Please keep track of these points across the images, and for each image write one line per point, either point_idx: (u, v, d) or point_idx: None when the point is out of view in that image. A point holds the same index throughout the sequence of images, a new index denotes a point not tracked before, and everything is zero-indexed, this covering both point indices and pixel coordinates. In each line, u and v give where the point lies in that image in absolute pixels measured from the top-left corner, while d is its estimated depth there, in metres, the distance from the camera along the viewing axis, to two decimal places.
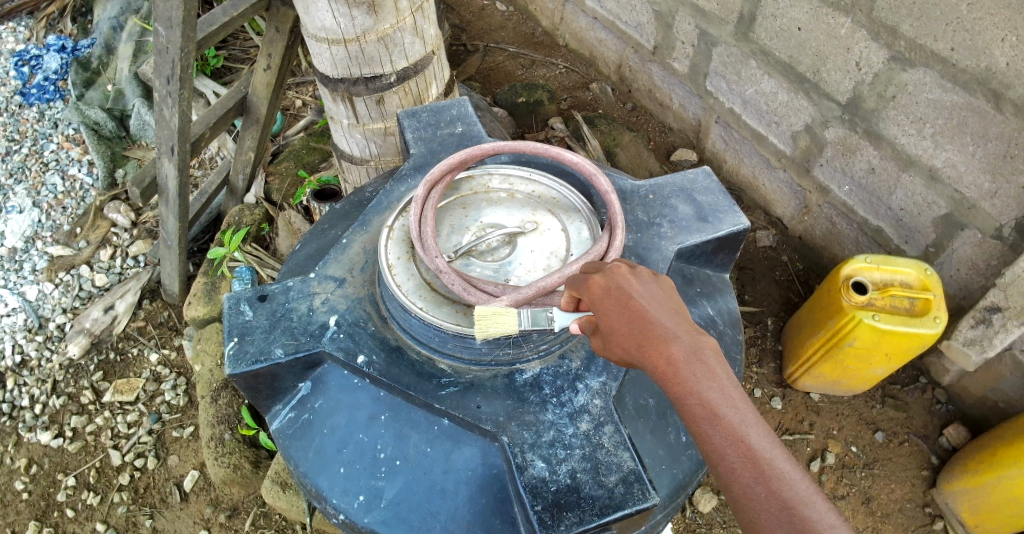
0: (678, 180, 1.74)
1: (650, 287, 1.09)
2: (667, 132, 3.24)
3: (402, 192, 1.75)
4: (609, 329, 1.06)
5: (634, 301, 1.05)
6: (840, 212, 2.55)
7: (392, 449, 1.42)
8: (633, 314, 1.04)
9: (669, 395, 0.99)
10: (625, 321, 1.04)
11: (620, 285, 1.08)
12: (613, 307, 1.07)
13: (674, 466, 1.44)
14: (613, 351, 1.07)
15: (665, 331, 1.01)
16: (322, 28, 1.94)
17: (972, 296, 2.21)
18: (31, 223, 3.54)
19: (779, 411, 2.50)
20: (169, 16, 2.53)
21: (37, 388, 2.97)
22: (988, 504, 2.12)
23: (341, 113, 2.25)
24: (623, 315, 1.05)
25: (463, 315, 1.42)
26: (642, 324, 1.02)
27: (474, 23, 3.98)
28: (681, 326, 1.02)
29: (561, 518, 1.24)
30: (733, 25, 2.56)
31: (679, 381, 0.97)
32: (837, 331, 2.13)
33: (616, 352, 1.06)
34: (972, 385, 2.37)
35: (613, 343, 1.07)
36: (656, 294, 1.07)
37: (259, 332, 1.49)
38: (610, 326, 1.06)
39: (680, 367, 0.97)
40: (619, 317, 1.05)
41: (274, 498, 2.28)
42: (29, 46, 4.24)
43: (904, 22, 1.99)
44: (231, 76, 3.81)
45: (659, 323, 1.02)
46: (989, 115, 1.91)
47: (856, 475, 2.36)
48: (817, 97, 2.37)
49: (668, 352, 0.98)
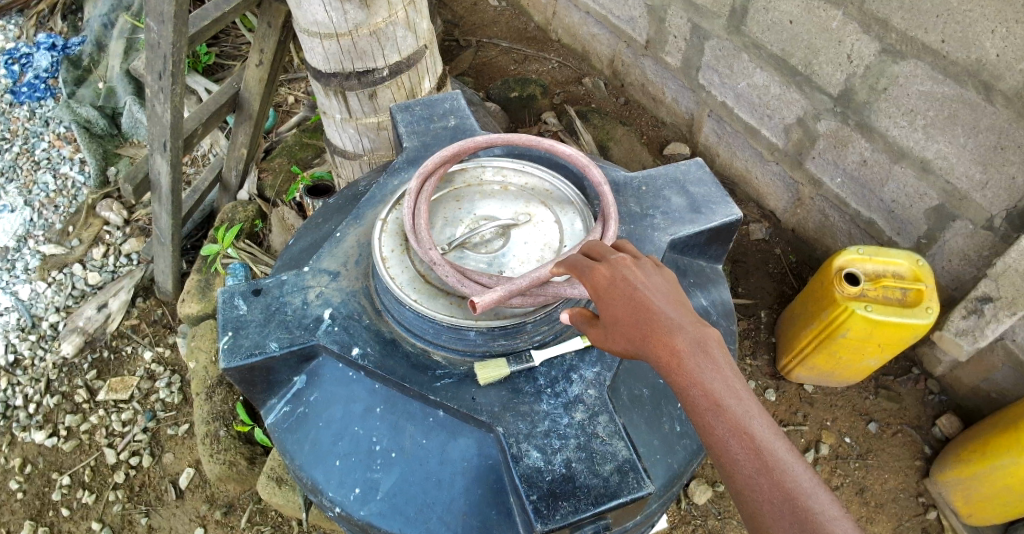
0: (671, 172, 1.74)
1: (655, 279, 1.09)
2: (660, 126, 3.24)
3: (395, 186, 1.75)
4: (611, 319, 1.07)
5: (639, 293, 1.05)
6: (832, 205, 2.57)
7: (388, 441, 1.42)
8: (638, 305, 1.04)
9: (671, 387, 1.00)
10: (630, 312, 1.04)
11: (625, 277, 1.08)
12: (618, 298, 1.07)
13: (669, 456, 1.44)
14: (616, 343, 1.08)
15: (669, 322, 1.01)
16: (315, 22, 1.93)
17: (964, 287, 2.22)
18: (23, 221, 3.52)
19: (773, 403, 2.51)
20: (161, 11, 2.51)
21: (31, 388, 2.96)
22: (981, 492, 2.13)
23: (334, 108, 2.25)
24: (627, 306, 1.05)
25: (457, 306, 1.43)
26: (646, 315, 1.03)
27: (467, 18, 3.97)
28: (684, 318, 1.02)
29: (556, 507, 1.24)
30: (725, 19, 2.57)
31: (682, 373, 0.97)
32: (830, 323, 2.14)
33: (619, 343, 1.07)
34: (964, 375, 2.38)
35: (615, 335, 1.07)
36: (660, 284, 1.08)
37: (253, 326, 1.49)
38: (614, 317, 1.06)
39: (684, 360, 0.97)
40: (624, 308, 1.05)
41: (270, 495, 2.28)
42: (19, 44, 4.21)
43: (894, 14, 2.00)
44: (224, 73, 3.80)
45: (663, 316, 1.02)
46: (979, 106, 1.92)
47: (849, 465, 2.38)
48: (809, 90, 2.38)
49: (672, 344, 0.99)
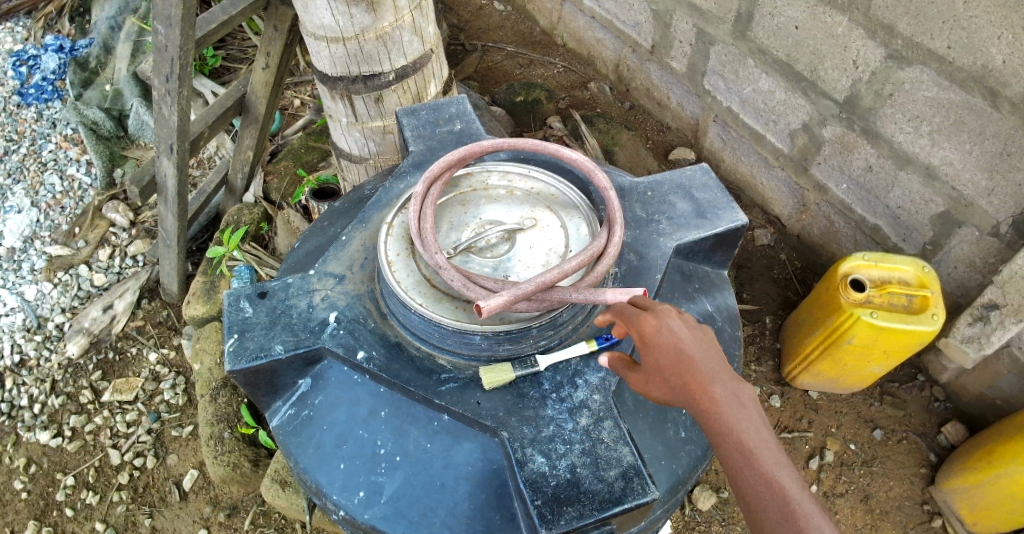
0: (677, 177, 1.74)
1: (696, 331, 1.15)
2: (665, 131, 3.24)
3: (401, 189, 1.75)
4: (654, 366, 1.14)
5: (682, 345, 1.12)
6: (838, 211, 2.57)
7: (392, 445, 1.42)
8: (681, 355, 1.11)
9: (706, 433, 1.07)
10: (673, 361, 1.11)
11: (670, 327, 1.15)
12: (662, 347, 1.13)
13: (674, 462, 1.44)
14: (656, 388, 1.15)
15: (710, 375, 1.08)
16: (321, 26, 1.93)
17: (970, 294, 2.21)
18: (30, 222, 3.54)
19: (778, 409, 2.50)
20: (168, 14, 2.52)
21: (36, 388, 2.97)
22: (986, 501, 2.12)
23: (341, 112, 2.26)
24: (671, 356, 1.12)
25: (463, 310, 1.43)
26: (688, 365, 1.10)
27: (473, 23, 3.99)
28: (722, 368, 1.10)
29: (561, 512, 1.24)
30: (731, 24, 2.57)
31: (718, 422, 1.05)
32: (836, 329, 2.14)
33: (658, 388, 1.14)
34: (969, 382, 2.37)
35: (656, 382, 1.14)
36: (702, 337, 1.14)
37: (259, 328, 1.49)
38: (657, 364, 1.13)
39: (722, 410, 1.05)
40: (667, 356, 1.12)
41: (273, 497, 2.28)
42: (27, 46, 4.23)
43: (900, 20, 1.99)
44: (230, 76, 3.82)
45: (705, 367, 1.09)
46: (986, 113, 1.91)
47: (854, 472, 2.37)
48: (815, 95, 2.38)
49: (711, 394, 1.06)
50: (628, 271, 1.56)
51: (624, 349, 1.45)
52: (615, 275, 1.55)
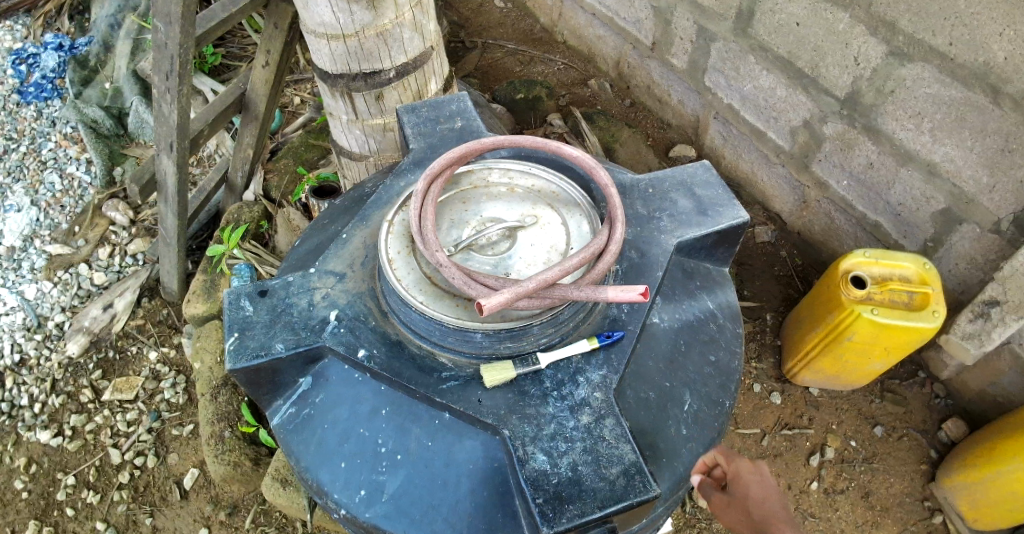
0: (678, 174, 1.74)
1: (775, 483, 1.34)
2: (666, 128, 3.24)
3: (401, 187, 1.75)
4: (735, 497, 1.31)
5: (765, 487, 1.31)
6: (839, 207, 2.56)
7: (394, 443, 1.42)
8: (763, 497, 1.29)
9: None
10: (754, 496, 1.29)
11: (757, 471, 1.35)
12: (748, 484, 1.32)
13: (675, 459, 1.43)
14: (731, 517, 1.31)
15: (784, 518, 1.25)
16: (321, 23, 1.93)
17: (971, 291, 2.21)
18: (29, 221, 3.54)
19: (778, 406, 2.50)
20: (168, 12, 2.52)
21: (37, 387, 2.98)
22: (987, 498, 2.12)
23: (341, 109, 2.25)
24: (755, 492, 1.30)
25: (464, 308, 1.42)
26: (767, 505, 1.28)
27: (473, 20, 3.98)
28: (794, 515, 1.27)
29: (562, 510, 1.24)
30: (732, 21, 2.56)
31: None
32: (836, 326, 2.14)
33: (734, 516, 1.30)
34: (970, 379, 2.37)
35: (736, 509, 1.31)
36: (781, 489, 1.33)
37: (260, 327, 1.49)
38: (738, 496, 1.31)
39: None
40: (751, 492, 1.30)
41: (274, 495, 2.28)
42: (27, 44, 4.22)
43: (902, 16, 1.99)
44: (230, 74, 3.81)
45: (781, 511, 1.27)
46: (988, 110, 1.91)
47: (855, 469, 2.37)
48: (816, 92, 2.37)
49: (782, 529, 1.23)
50: (629, 268, 1.56)
51: (626, 347, 1.45)
52: (616, 272, 1.55)
